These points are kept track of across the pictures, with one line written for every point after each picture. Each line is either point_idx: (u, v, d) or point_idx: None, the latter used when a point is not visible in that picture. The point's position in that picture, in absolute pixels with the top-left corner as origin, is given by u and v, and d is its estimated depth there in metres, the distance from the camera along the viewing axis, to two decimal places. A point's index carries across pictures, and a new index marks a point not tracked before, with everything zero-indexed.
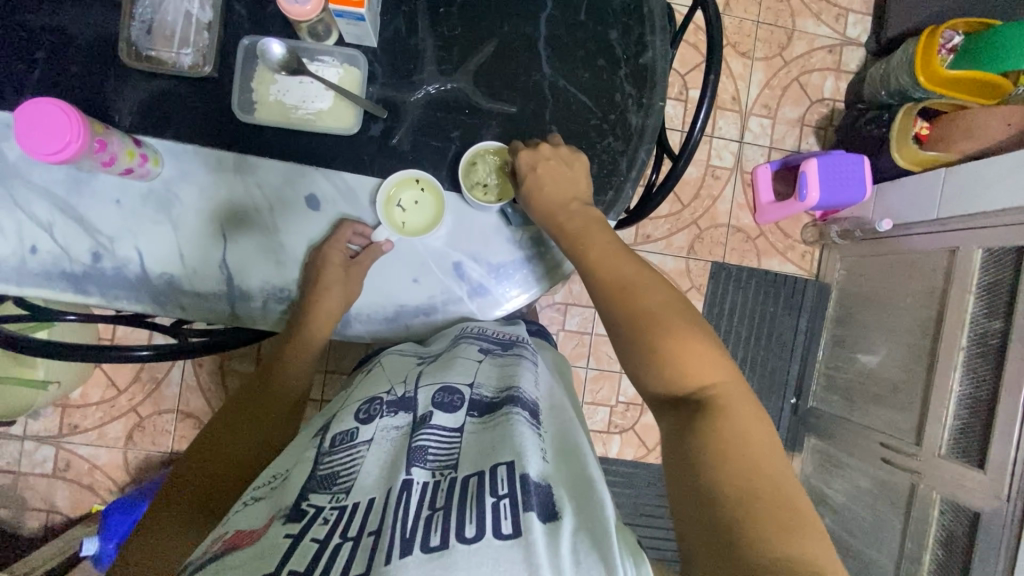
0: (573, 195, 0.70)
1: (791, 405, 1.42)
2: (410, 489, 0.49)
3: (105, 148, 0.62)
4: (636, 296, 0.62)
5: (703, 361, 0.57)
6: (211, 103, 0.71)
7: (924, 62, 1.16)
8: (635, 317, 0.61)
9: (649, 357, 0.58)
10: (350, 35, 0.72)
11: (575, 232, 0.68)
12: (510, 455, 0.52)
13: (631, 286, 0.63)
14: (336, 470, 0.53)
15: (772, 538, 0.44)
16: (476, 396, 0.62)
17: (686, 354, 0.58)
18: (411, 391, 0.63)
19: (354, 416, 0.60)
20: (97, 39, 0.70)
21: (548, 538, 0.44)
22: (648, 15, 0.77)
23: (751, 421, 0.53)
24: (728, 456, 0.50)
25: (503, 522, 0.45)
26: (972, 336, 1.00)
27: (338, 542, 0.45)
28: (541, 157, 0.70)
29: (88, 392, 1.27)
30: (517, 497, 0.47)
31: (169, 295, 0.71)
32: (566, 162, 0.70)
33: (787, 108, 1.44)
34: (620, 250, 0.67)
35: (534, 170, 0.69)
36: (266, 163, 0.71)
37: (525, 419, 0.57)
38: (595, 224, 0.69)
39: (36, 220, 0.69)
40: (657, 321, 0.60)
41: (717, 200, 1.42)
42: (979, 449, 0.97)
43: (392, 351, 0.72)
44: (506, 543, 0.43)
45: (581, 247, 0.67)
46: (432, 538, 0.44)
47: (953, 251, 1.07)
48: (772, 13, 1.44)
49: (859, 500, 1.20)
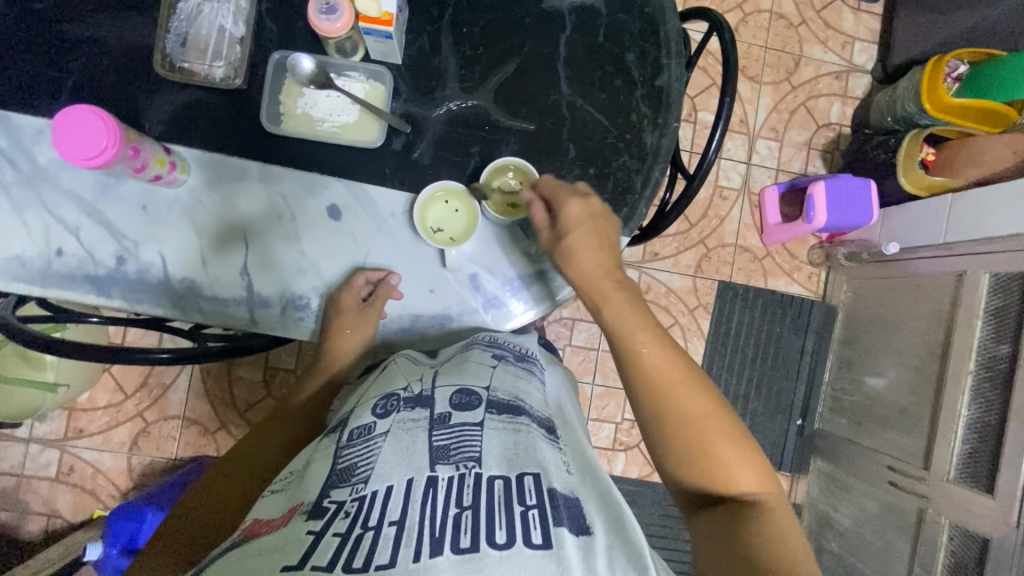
0: (614, 263, 0.68)
1: (796, 426, 1.43)
2: (436, 486, 0.50)
3: (138, 155, 0.64)
4: (673, 393, 0.61)
5: (741, 463, 0.59)
6: (239, 113, 0.73)
7: (930, 90, 1.19)
8: (677, 418, 0.60)
9: (688, 457, 0.59)
10: (376, 51, 0.74)
11: (611, 302, 0.65)
12: (535, 468, 0.53)
13: (673, 379, 0.61)
14: (353, 463, 0.54)
15: None
16: (494, 397, 0.62)
17: (727, 455, 0.59)
18: (428, 389, 0.63)
19: (372, 410, 0.61)
20: (132, 50, 0.72)
21: (581, 552, 0.46)
22: (663, 39, 0.79)
23: (790, 531, 0.54)
24: (778, 566, 0.50)
25: (533, 532, 0.46)
26: (980, 360, 1.00)
27: (359, 533, 0.45)
28: (591, 212, 0.68)
29: (96, 397, 1.28)
30: (545, 508, 0.49)
31: (190, 299, 0.72)
32: (609, 225, 0.69)
33: (794, 132, 1.46)
34: (663, 336, 0.64)
35: (581, 227, 0.67)
36: (290, 174, 0.73)
37: (543, 435, 0.59)
38: (636, 299, 0.66)
39: (64, 223, 0.71)
40: (699, 418, 0.60)
41: (724, 220, 1.44)
42: (988, 475, 0.96)
43: (405, 352, 0.73)
44: (537, 552, 0.45)
45: (622, 320, 0.64)
46: (462, 539, 0.45)
47: (960, 276, 1.08)
48: (780, 39, 1.48)
49: (866, 524, 1.19)
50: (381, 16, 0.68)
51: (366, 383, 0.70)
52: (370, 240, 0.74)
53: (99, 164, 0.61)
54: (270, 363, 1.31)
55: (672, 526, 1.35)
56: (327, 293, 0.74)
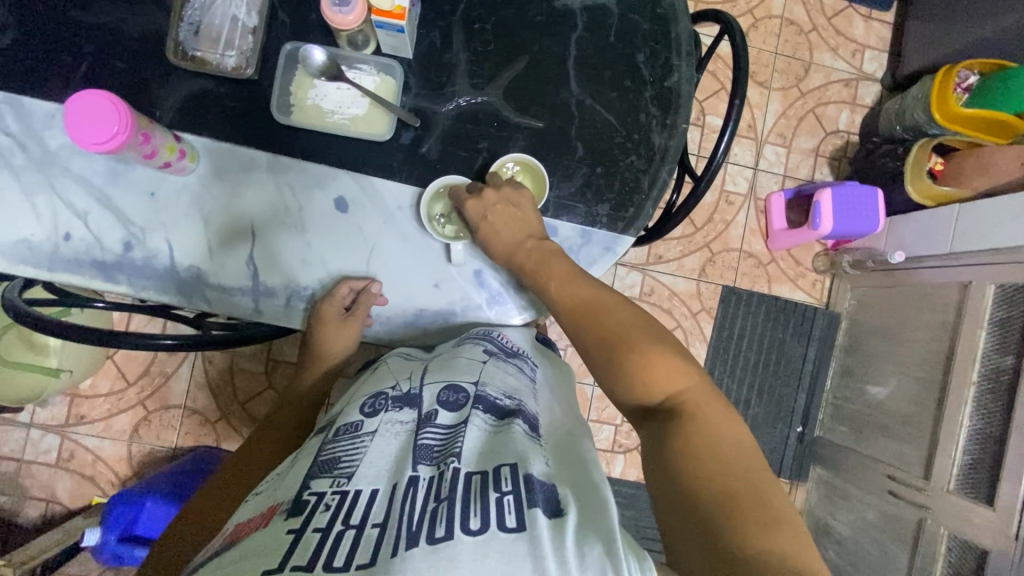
0: (528, 233, 0.70)
1: (796, 433, 1.42)
2: (417, 485, 0.51)
3: (149, 141, 0.64)
4: (593, 320, 0.63)
5: (668, 371, 0.58)
6: (250, 104, 0.73)
7: (940, 100, 1.18)
8: (601, 341, 0.62)
9: (616, 376, 0.60)
10: (387, 45, 0.74)
11: (533, 269, 0.69)
12: (512, 459, 0.54)
13: (593, 309, 0.64)
14: (337, 456, 0.56)
15: (745, 529, 0.45)
16: (481, 393, 0.63)
17: (652, 366, 0.58)
18: (416, 388, 0.65)
19: (360, 409, 0.63)
20: (145, 38, 0.73)
21: (553, 532, 0.46)
22: (674, 40, 0.79)
23: (720, 422, 0.54)
24: (700, 464, 0.50)
25: (508, 516, 0.46)
26: (983, 372, 1.00)
27: (340, 529, 0.46)
28: (487, 205, 0.70)
29: (97, 383, 1.28)
30: (520, 494, 0.49)
31: (196, 287, 0.73)
32: (514, 201, 0.70)
33: (802, 138, 1.46)
34: (576, 275, 0.67)
35: (484, 219, 0.70)
36: (300, 165, 0.73)
37: (524, 429, 0.60)
38: (551, 254, 0.69)
39: (73, 209, 0.71)
40: (621, 339, 0.61)
41: (729, 225, 1.43)
42: (989, 486, 0.96)
43: (397, 351, 0.74)
44: (511, 535, 0.45)
45: (543, 286, 0.68)
46: (437, 529, 0.45)
47: (965, 286, 1.07)
48: (790, 45, 1.47)
49: (864, 533, 1.18)
50: (393, 10, 0.68)
51: (358, 382, 0.71)
52: (376, 233, 0.74)
53: (109, 150, 0.61)
54: (271, 355, 1.31)
55: None
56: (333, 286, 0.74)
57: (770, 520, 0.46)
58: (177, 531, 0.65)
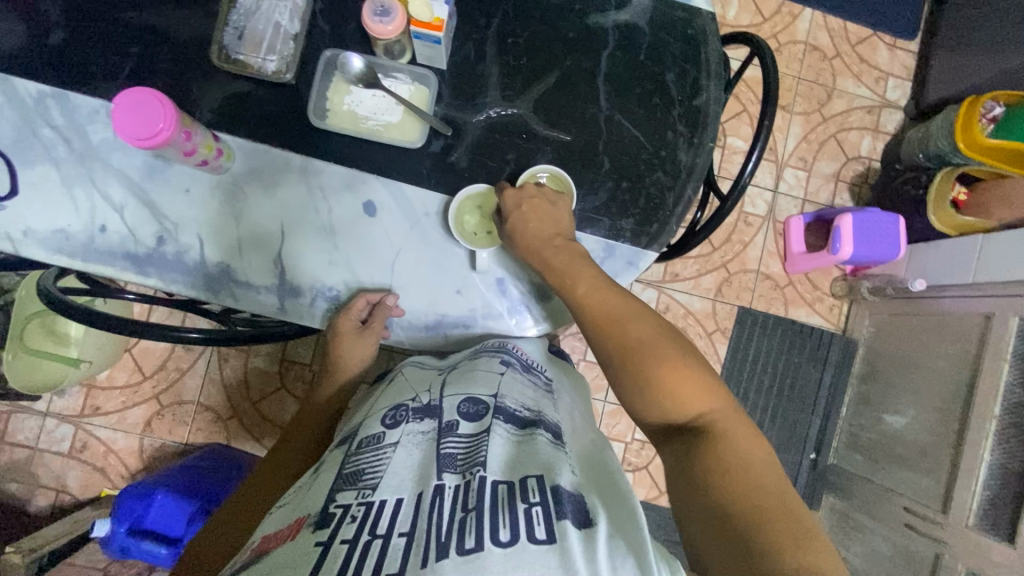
0: (558, 231, 0.71)
1: (810, 460, 1.40)
2: (443, 494, 0.51)
3: (189, 139, 0.66)
4: (619, 329, 0.63)
5: (694, 386, 0.59)
6: (287, 107, 0.75)
7: (964, 129, 1.18)
8: (625, 351, 0.62)
9: (640, 388, 0.60)
10: (423, 55, 0.76)
11: (561, 269, 0.68)
12: (538, 470, 0.54)
13: (618, 319, 0.64)
14: (361, 467, 0.56)
15: (784, 549, 0.46)
16: (502, 405, 0.63)
17: (678, 381, 0.59)
18: (435, 400, 0.65)
19: (381, 421, 0.63)
20: (189, 40, 0.75)
21: (584, 544, 0.46)
22: (704, 60, 0.80)
23: (745, 437, 0.55)
24: (734, 482, 0.51)
25: (537, 528, 0.46)
26: (1005, 406, 0.98)
27: (367, 539, 0.46)
28: (524, 196, 0.71)
29: (114, 375, 1.30)
30: (549, 505, 0.49)
31: (223, 284, 0.74)
32: (550, 201, 0.72)
33: (823, 163, 1.46)
34: (604, 283, 0.67)
35: (519, 208, 0.70)
36: (329, 168, 0.75)
37: (548, 440, 0.60)
38: (579, 258, 0.69)
39: (109, 202, 0.73)
40: (646, 349, 0.61)
41: (747, 246, 1.43)
42: (1009, 523, 0.93)
43: (413, 360, 0.76)
44: (541, 548, 0.45)
45: (567, 282, 0.67)
46: (466, 540, 0.45)
47: (988, 317, 1.06)
48: (813, 70, 1.48)
49: (877, 565, 1.16)
50: (432, 21, 0.70)
51: (375, 395, 0.72)
52: (403, 237, 0.75)
53: (151, 146, 0.63)
54: (286, 356, 1.32)
55: (676, 552, 1.32)
56: (357, 287, 0.75)
57: (805, 539, 0.47)
58: (216, 533, 0.67)
